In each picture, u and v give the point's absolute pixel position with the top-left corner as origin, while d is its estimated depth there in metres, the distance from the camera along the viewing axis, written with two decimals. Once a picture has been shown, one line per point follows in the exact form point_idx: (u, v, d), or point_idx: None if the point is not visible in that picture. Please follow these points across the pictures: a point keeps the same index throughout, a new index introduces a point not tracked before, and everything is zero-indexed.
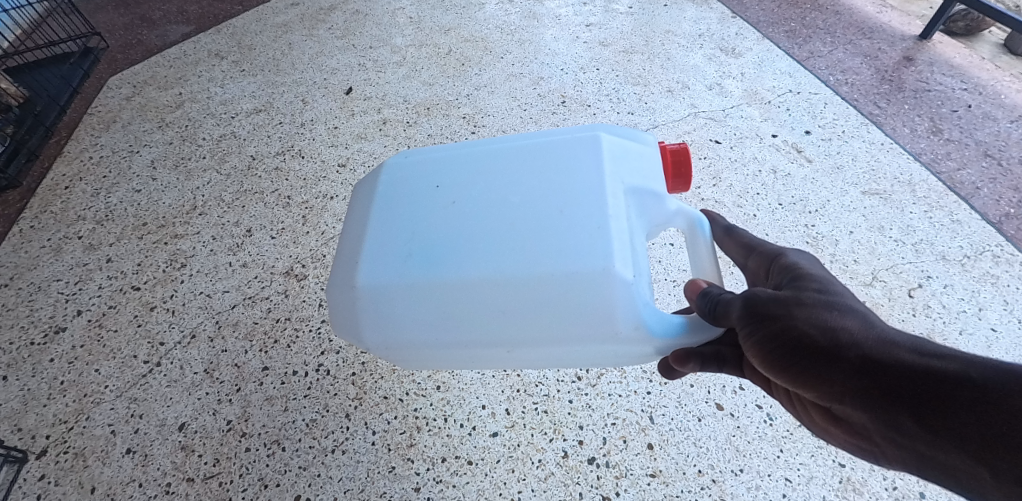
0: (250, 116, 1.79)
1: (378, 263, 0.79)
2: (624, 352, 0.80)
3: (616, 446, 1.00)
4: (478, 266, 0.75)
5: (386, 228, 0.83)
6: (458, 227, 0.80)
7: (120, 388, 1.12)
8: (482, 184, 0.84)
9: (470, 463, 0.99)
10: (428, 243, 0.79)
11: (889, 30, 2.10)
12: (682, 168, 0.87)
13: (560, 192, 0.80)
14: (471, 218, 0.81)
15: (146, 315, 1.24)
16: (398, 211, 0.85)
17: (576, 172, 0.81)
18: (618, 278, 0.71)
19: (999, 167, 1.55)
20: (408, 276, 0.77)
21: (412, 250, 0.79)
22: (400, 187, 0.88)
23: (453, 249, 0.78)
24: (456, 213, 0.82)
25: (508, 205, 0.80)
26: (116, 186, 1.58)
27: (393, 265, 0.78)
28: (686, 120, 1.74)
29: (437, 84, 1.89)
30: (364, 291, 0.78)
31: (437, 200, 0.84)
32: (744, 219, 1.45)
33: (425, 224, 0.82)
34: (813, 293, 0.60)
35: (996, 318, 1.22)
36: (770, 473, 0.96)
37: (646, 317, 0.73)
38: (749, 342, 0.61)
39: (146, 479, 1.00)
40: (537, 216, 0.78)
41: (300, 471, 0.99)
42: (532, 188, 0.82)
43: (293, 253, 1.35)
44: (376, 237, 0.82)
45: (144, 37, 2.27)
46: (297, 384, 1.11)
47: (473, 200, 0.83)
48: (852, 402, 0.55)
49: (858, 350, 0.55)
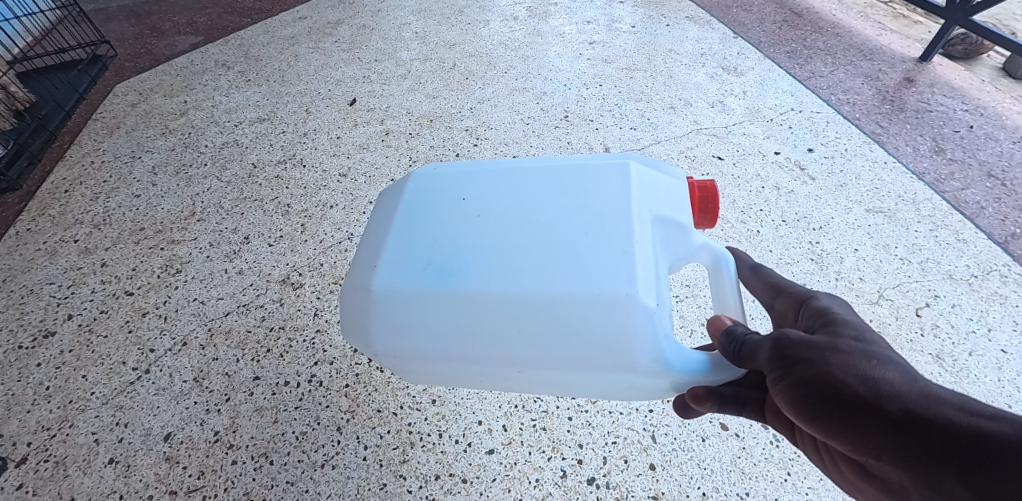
0: (254, 125, 1.79)
1: (392, 269, 0.77)
2: (638, 385, 0.77)
3: (617, 467, 0.96)
4: (495, 281, 0.73)
5: (405, 235, 0.81)
6: (479, 242, 0.78)
7: (106, 395, 1.09)
8: (507, 200, 0.83)
9: (464, 482, 0.95)
10: (445, 254, 0.77)
11: (890, 52, 2.11)
12: (708, 205, 0.86)
13: (585, 213, 0.78)
14: (492, 232, 0.79)
15: (138, 321, 1.22)
16: (420, 219, 0.83)
17: (603, 194, 0.80)
18: (640, 306, 0.69)
19: (1003, 187, 1.54)
20: (424, 286, 0.75)
21: (429, 261, 0.77)
22: (424, 195, 0.87)
23: (469, 262, 0.75)
24: (476, 227, 0.80)
25: (530, 223, 0.79)
26: (115, 190, 1.57)
27: (410, 272, 0.76)
28: (688, 137, 1.73)
29: (440, 97, 1.89)
30: (377, 295, 0.76)
31: (459, 212, 0.83)
32: (747, 235, 1.43)
33: (445, 235, 0.80)
34: (849, 340, 0.58)
35: (1006, 340, 1.19)
36: (778, 498, 0.92)
37: (665, 349, 0.70)
38: (777, 386, 0.59)
39: (127, 491, 0.96)
40: (559, 235, 0.76)
41: (287, 487, 0.95)
42: (557, 206, 0.80)
43: (290, 261, 1.33)
44: (395, 242, 0.81)
45: (152, 46, 2.29)
46: (288, 394, 1.07)
47: (496, 215, 0.81)
48: (890, 459, 0.53)
49: (901, 403, 0.52)
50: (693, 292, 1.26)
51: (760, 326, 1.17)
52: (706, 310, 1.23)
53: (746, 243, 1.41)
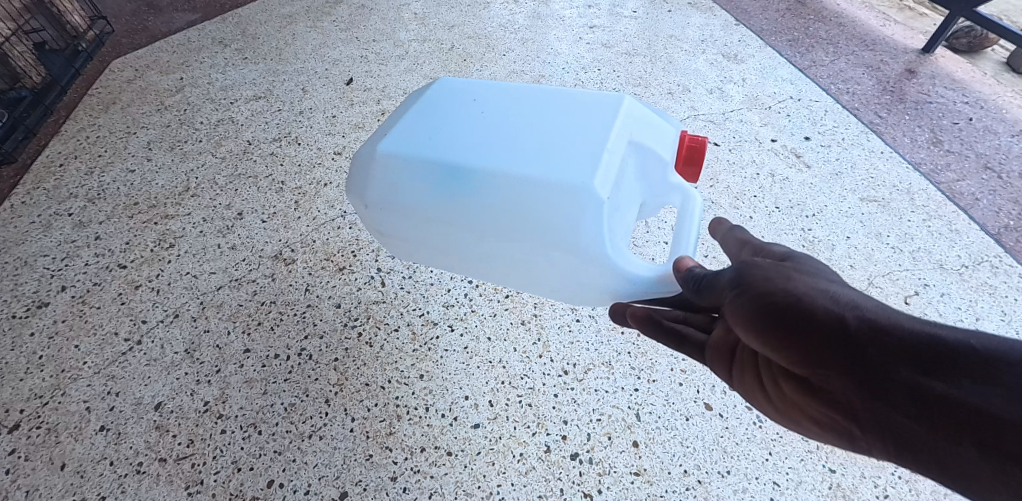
0: (250, 102, 1.79)
1: (397, 142, 0.86)
2: (587, 277, 0.84)
3: (600, 443, 0.97)
4: (484, 180, 0.80)
5: (418, 130, 0.88)
6: (478, 147, 0.83)
7: (99, 365, 1.10)
8: (513, 117, 0.88)
9: (449, 454, 0.96)
10: (443, 142, 0.85)
11: (892, 43, 2.10)
12: (693, 154, 0.87)
13: (577, 134, 0.83)
14: (486, 132, 0.86)
15: (131, 293, 1.23)
16: (433, 115, 0.91)
17: (598, 121, 0.84)
18: (595, 201, 0.75)
19: (999, 180, 1.54)
20: (425, 178, 0.83)
21: (433, 155, 0.84)
22: (440, 98, 0.95)
23: (459, 150, 0.83)
24: (475, 127, 0.87)
25: (528, 138, 0.84)
26: (110, 165, 1.57)
27: (411, 148, 0.85)
28: (685, 122, 1.72)
29: (437, 78, 1.88)
30: (381, 173, 0.85)
31: (464, 115, 0.89)
32: (741, 220, 1.42)
33: (447, 129, 0.87)
34: (808, 273, 0.59)
35: (993, 329, 1.20)
36: (759, 476, 0.95)
37: (608, 242, 0.77)
38: (737, 311, 0.59)
39: (118, 458, 0.97)
40: (550, 148, 0.81)
41: (275, 456, 0.96)
42: (556, 128, 0.85)
43: (283, 238, 1.33)
44: (407, 132, 0.88)
45: (149, 23, 2.27)
46: (278, 367, 1.08)
47: (497, 129, 0.86)
48: (842, 376, 0.51)
49: (857, 318, 0.52)
50: None
51: None
52: None
53: (740, 228, 1.40)
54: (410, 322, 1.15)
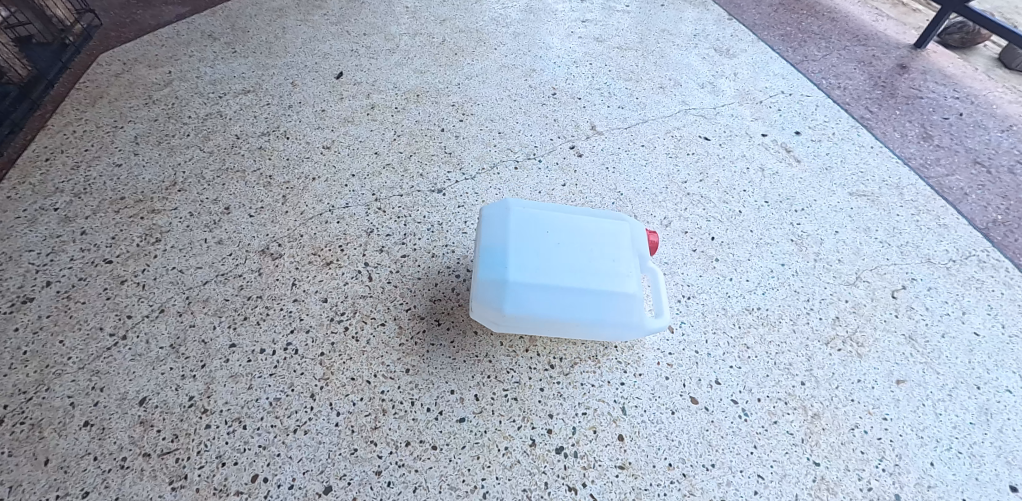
0: (238, 96, 1.77)
1: (518, 290, 0.97)
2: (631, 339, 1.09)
3: (586, 437, 0.97)
4: (584, 301, 0.98)
5: (500, 262, 0.99)
6: (561, 278, 0.99)
7: (83, 360, 1.10)
8: (563, 241, 1.04)
9: (434, 448, 0.96)
10: (550, 272, 0.99)
11: (885, 38, 2.10)
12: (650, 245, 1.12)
13: (619, 252, 1.05)
14: (573, 260, 1.02)
15: (117, 288, 1.22)
16: (523, 251, 1.01)
17: (620, 239, 1.07)
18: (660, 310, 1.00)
19: (988, 175, 1.54)
20: (539, 304, 0.97)
21: (533, 287, 0.97)
22: (520, 233, 1.03)
23: (569, 281, 0.99)
24: (563, 256, 1.02)
25: (586, 263, 1.02)
26: (96, 159, 1.56)
27: (529, 288, 0.97)
28: (676, 117, 1.72)
29: (428, 72, 1.87)
30: (507, 309, 0.96)
31: (549, 245, 1.03)
32: (729, 214, 1.42)
33: (543, 263, 1.00)
34: None
35: (979, 323, 1.20)
36: (743, 469, 0.96)
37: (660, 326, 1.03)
38: None
39: (102, 453, 0.97)
40: (611, 272, 1.02)
41: (259, 450, 0.96)
42: (601, 250, 1.04)
43: (270, 232, 1.32)
44: (494, 269, 0.98)
45: (137, 16, 2.24)
46: (264, 362, 1.08)
47: (561, 257, 1.02)
48: None
49: None
50: (672, 269, 1.27)
51: (736, 304, 1.21)
52: (682, 288, 1.23)
53: (729, 221, 1.40)
54: (397, 316, 1.15)
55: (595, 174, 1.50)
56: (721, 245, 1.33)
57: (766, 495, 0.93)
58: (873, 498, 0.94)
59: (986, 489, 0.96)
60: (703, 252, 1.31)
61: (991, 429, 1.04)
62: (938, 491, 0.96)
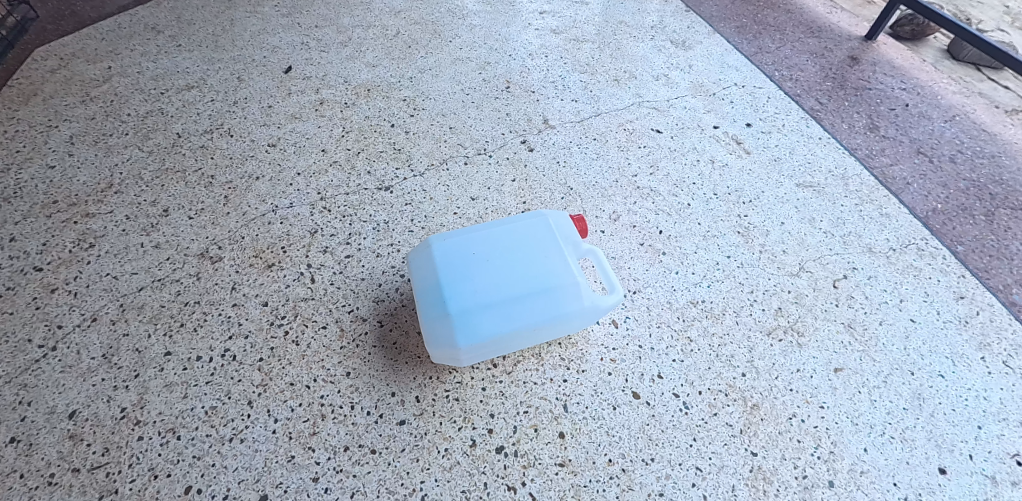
0: (181, 93, 1.71)
1: (465, 321, 0.95)
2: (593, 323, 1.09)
3: (527, 435, 0.98)
4: (533, 306, 0.97)
5: (439, 298, 0.98)
6: (502, 291, 0.98)
7: (9, 374, 1.05)
8: (494, 255, 1.03)
9: (373, 453, 0.95)
10: (489, 290, 0.98)
11: (837, 30, 2.13)
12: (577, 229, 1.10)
13: (550, 247, 1.05)
14: (506, 271, 1.01)
15: (47, 297, 1.17)
16: (455, 279, 0.99)
17: (547, 235, 1.07)
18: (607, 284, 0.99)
19: (929, 164, 1.58)
20: (491, 325, 0.95)
21: (479, 310, 0.96)
22: (448, 265, 1.02)
23: (510, 293, 0.98)
24: (495, 271, 1.01)
25: (524, 270, 1.01)
26: (28, 161, 1.49)
27: (474, 315, 0.96)
28: (630, 109, 1.72)
29: (380, 65, 1.83)
30: (462, 341, 0.94)
31: (480, 266, 1.01)
32: (678, 208, 1.43)
33: (479, 284, 0.99)
34: None
35: (915, 310, 1.24)
36: (681, 462, 0.97)
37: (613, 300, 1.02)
38: None
39: (28, 470, 0.93)
40: (548, 269, 1.01)
41: (193, 461, 0.94)
42: (534, 253, 1.04)
43: (210, 235, 1.29)
44: (436, 311, 0.97)
45: (77, 8, 2.14)
46: (200, 370, 1.05)
47: (495, 271, 1.01)
48: None
49: None
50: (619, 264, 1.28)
51: (681, 298, 1.23)
52: (628, 282, 1.24)
53: (677, 215, 1.41)
54: (339, 318, 1.13)
55: (546, 169, 1.49)
56: (668, 238, 1.35)
57: (704, 487, 0.95)
58: (808, 485, 0.96)
59: (916, 472, 1.00)
60: (651, 247, 1.32)
61: (923, 413, 1.07)
62: (871, 476, 0.98)
